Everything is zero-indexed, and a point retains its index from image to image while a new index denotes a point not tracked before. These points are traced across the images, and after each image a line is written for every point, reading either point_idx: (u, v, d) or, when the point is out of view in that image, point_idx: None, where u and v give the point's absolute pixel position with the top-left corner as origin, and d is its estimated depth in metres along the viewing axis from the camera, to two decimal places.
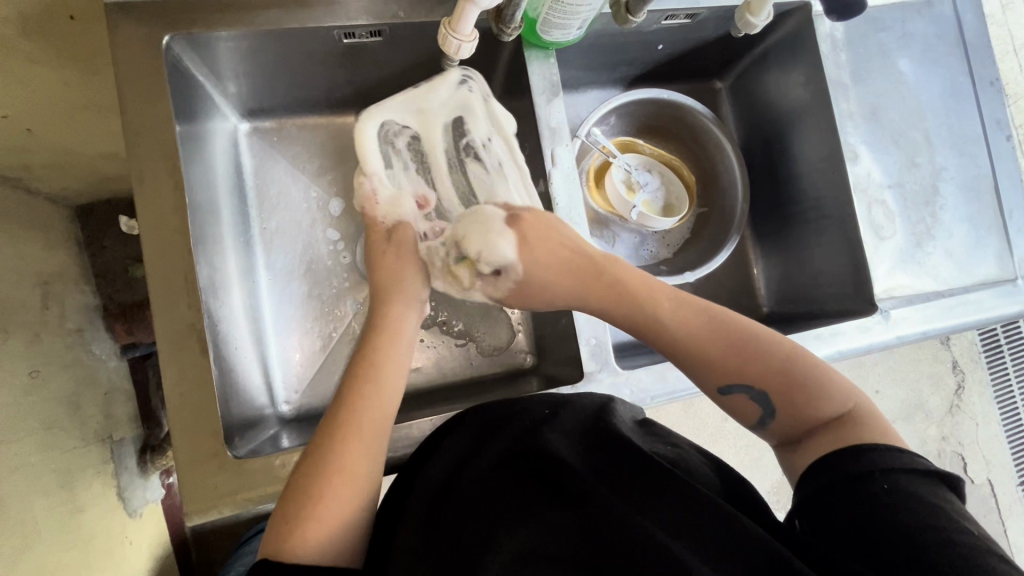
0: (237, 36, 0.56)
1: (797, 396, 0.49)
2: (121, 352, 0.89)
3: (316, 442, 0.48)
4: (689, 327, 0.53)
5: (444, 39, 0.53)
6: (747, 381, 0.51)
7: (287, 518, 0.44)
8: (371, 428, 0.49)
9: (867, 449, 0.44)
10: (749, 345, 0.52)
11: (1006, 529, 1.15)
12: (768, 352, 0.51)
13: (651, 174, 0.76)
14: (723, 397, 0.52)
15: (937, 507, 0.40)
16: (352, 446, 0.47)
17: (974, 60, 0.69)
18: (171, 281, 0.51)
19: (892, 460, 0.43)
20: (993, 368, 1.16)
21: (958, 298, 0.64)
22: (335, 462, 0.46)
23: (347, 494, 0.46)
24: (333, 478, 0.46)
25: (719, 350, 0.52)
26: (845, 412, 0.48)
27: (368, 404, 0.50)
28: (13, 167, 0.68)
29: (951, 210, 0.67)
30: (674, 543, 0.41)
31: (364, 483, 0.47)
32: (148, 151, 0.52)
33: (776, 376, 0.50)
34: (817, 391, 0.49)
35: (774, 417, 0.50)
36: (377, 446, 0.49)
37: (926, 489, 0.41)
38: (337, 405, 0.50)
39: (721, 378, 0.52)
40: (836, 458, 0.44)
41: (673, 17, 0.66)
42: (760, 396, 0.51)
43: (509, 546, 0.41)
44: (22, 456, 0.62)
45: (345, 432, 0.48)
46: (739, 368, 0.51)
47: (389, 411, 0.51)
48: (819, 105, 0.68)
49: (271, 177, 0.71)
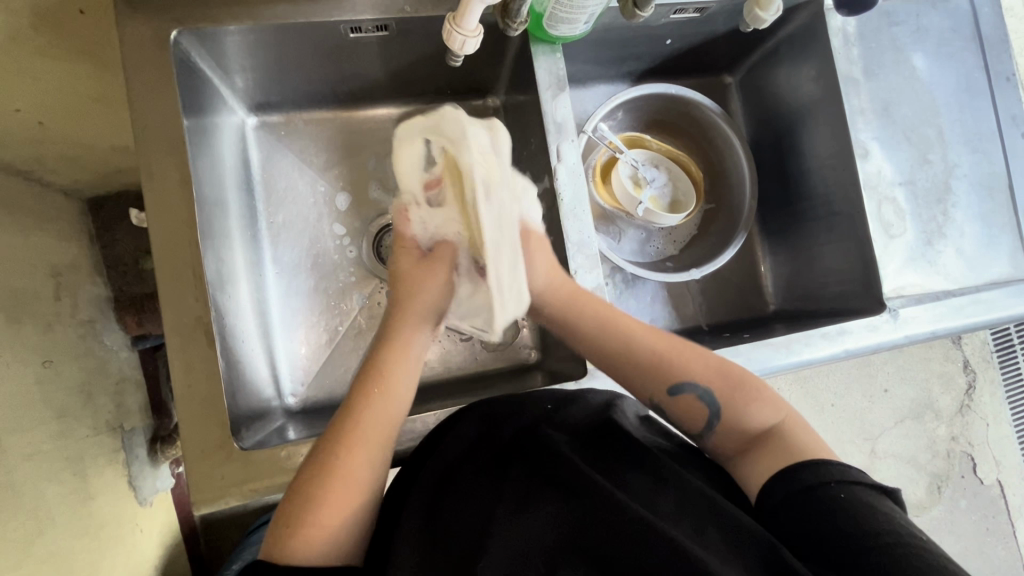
0: (245, 31, 0.56)
1: (739, 392, 0.51)
2: (132, 343, 0.91)
3: (316, 451, 0.49)
4: (645, 335, 0.55)
5: (448, 35, 0.53)
6: (692, 381, 0.53)
7: (288, 524, 0.45)
8: (376, 434, 0.49)
9: (824, 463, 0.45)
10: (686, 346, 0.55)
11: (1014, 529, 1.14)
12: (706, 353, 0.54)
13: (658, 170, 0.75)
14: (673, 400, 0.53)
15: (889, 515, 0.41)
16: (359, 453, 0.48)
17: (990, 55, 0.68)
18: (179, 274, 0.52)
19: (847, 473, 0.44)
20: (1005, 368, 1.15)
21: (970, 297, 0.63)
22: (337, 469, 0.47)
23: (346, 496, 0.46)
24: (334, 486, 0.46)
25: (660, 352, 0.54)
26: (779, 421, 0.50)
27: (372, 415, 0.50)
28: (25, 159, 0.69)
29: (963, 208, 0.66)
30: (667, 527, 0.41)
31: (365, 487, 0.47)
32: (156, 144, 0.52)
33: (718, 375, 0.53)
34: (755, 393, 0.51)
35: (720, 418, 0.51)
36: (381, 454, 0.49)
37: (879, 499, 0.43)
38: (343, 415, 0.50)
39: (668, 378, 0.53)
40: (795, 470, 0.45)
41: (682, 11, 0.65)
42: (705, 394, 0.52)
43: (505, 540, 0.41)
44: (36, 444, 0.63)
45: (350, 437, 0.48)
46: (684, 365, 0.53)
47: (392, 419, 0.51)
48: (830, 100, 0.67)
49: (278, 170, 0.72)
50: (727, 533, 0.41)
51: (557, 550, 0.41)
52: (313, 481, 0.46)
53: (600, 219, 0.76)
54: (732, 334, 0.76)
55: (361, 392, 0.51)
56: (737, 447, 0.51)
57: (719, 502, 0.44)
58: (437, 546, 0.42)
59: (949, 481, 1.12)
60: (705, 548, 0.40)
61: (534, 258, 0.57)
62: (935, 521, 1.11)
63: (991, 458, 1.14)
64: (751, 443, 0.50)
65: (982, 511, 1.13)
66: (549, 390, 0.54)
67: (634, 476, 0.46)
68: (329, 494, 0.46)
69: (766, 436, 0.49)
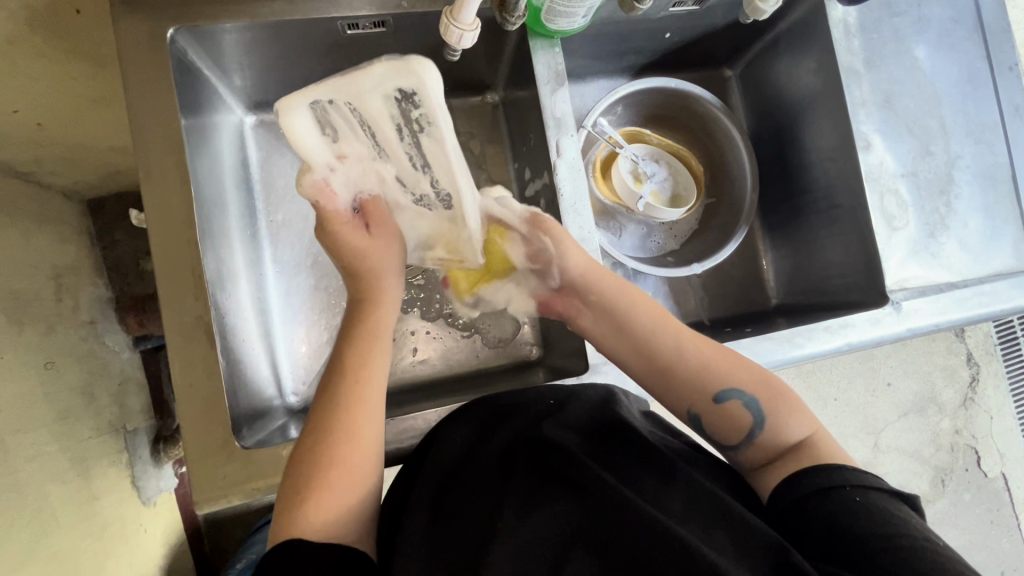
0: (241, 28, 0.56)
1: (780, 401, 0.51)
2: (134, 344, 0.90)
3: (320, 413, 0.49)
4: (693, 340, 0.55)
5: (445, 29, 0.52)
6: (738, 386, 0.52)
7: (300, 490, 0.45)
8: (373, 388, 0.51)
9: (839, 466, 0.45)
10: (733, 356, 0.54)
11: (1019, 522, 1.14)
12: (750, 365, 0.54)
13: (659, 164, 0.75)
14: (716, 409, 0.52)
15: (904, 519, 0.41)
16: (360, 412, 0.49)
17: (992, 45, 0.68)
18: (179, 273, 0.52)
19: (863, 479, 0.44)
20: (1008, 361, 1.15)
21: (974, 289, 0.63)
22: (343, 430, 0.48)
23: (356, 456, 0.47)
24: (344, 443, 0.47)
25: (707, 357, 0.54)
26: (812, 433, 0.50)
27: (368, 371, 0.52)
28: (24, 160, 0.69)
29: (967, 200, 0.65)
30: (674, 525, 0.41)
31: (372, 444, 0.48)
32: (154, 143, 0.52)
33: (760, 382, 0.52)
34: (796, 405, 0.51)
35: (762, 429, 0.50)
36: (379, 408, 0.50)
37: (895, 505, 0.42)
38: (343, 367, 0.52)
39: (711, 384, 0.53)
40: (809, 472, 0.46)
41: (681, 4, 0.65)
42: (751, 401, 0.51)
43: (512, 533, 0.41)
44: (38, 445, 0.63)
45: (354, 398, 0.49)
46: (728, 372, 0.53)
47: (382, 369, 0.53)
48: (831, 93, 0.66)
49: (277, 169, 0.72)
50: (735, 533, 0.41)
51: (560, 544, 0.41)
52: (323, 448, 0.47)
53: (601, 215, 0.75)
54: (734, 328, 0.75)
55: (354, 349, 0.54)
56: (769, 458, 0.50)
57: (723, 499, 0.44)
58: (441, 542, 0.42)
59: (953, 473, 1.12)
60: (711, 546, 0.40)
61: (569, 248, 0.58)
62: (939, 514, 1.10)
63: (995, 451, 1.13)
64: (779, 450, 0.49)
65: (987, 504, 1.13)
66: (551, 387, 0.55)
67: (639, 472, 0.46)
68: (341, 454, 0.47)
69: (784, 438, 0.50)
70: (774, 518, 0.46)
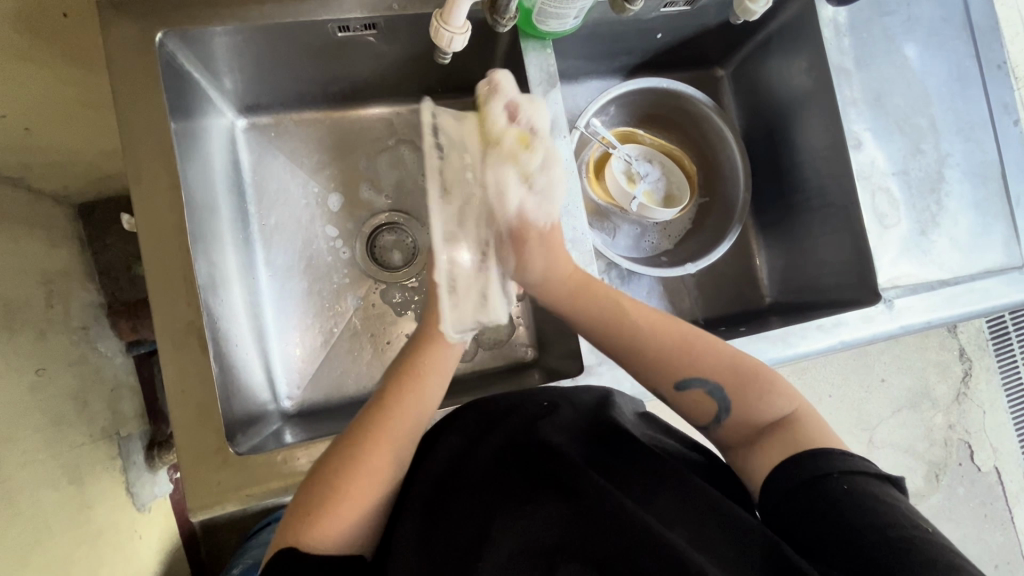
0: (232, 31, 0.56)
1: (748, 387, 0.52)
2: (127, 349, 0.90)
3: (345, 438, 0.49)
4: (649, 327, 0.55)
5: (435, 33, 0.52)
6: (701, 374, 0.53)
7: (310, 509, 0.45)
8: (405, 432, 0.49)
9: (824, 453, 0.45)
10: (699, 339, 0.54)
11: (1012, 515, 1.15)
12: (715, 347, 0.54)
13: (651, 164, 0.75)
14: (681, 394, 0.53)
15: (891, 505, 0.41)
16: (385, 449, 0.48)
17: (981, 43, 0.68)
18: (171, 279, 0.51)
19: (851, 465, 0.44)
20: (999, 355, 1.16)
21: (964, 285, 0.63)
22: (360, 460, 0.47)
23: (367, 489, 0.46)
24: (360, 476, 0.46)
25: (670, 346, 0.54)
26: (791, 412, 0.50)
27: (403, 411, 0.50)
28: (13, 166, 0.68)
29: (958, 198, 0.65)
30: (666, 532, 0.41)
31: (385, 480, 0.47)
32: (143, 149, 0.52)
33: (726, 370, 0.53)
34: (767, 389, 0.51)
35: (729, 414, 0.52)
36: (405, 452, 0.49)
37: (882, 489, 0.43)
38: (377, 404, 0.50)
39: (675, 372, 0.53)
40: (797, 460, 0.46)
41: (672, 4, 0.65)
42: (715, 389, 0.52)
43: (505, 542, 0.41)
44: (32, 453, 0.63)
45: (380, 435, 0.48)
46: (693, 360, 0.53)
47: (419, 422, 0.50)
48: (822, 92, 0.66)
49: (270, 172, 0.71)
50: (727, 537, 0.42)
51: (553, 547, 0.41)
52: (339, 470, 0.46)
53: (595, 215, 0.75)
54: (729, 327, 0.76)
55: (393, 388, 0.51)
56: (747, 436, 0.51)
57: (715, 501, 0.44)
58: (436, 550, 0.42)
59: (947, 468, 1.12)
60: (702, 552, 0.40)
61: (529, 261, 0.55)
62: (933, 509, 1.11)
63: (988, 445, 1.14)
64: (755, 437, 0.50)
65: (979, 498, 1.14)
66: (545, 391, 0.54)
67: (631, 476, 0.46)
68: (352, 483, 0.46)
69: (768, 429, 0.50)
70: (765, 511, 0.46)
